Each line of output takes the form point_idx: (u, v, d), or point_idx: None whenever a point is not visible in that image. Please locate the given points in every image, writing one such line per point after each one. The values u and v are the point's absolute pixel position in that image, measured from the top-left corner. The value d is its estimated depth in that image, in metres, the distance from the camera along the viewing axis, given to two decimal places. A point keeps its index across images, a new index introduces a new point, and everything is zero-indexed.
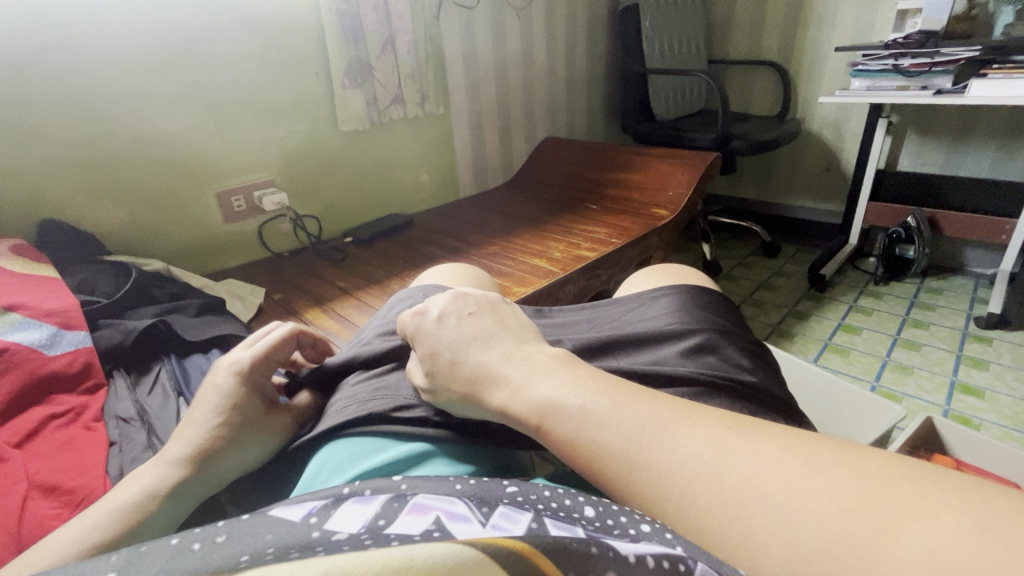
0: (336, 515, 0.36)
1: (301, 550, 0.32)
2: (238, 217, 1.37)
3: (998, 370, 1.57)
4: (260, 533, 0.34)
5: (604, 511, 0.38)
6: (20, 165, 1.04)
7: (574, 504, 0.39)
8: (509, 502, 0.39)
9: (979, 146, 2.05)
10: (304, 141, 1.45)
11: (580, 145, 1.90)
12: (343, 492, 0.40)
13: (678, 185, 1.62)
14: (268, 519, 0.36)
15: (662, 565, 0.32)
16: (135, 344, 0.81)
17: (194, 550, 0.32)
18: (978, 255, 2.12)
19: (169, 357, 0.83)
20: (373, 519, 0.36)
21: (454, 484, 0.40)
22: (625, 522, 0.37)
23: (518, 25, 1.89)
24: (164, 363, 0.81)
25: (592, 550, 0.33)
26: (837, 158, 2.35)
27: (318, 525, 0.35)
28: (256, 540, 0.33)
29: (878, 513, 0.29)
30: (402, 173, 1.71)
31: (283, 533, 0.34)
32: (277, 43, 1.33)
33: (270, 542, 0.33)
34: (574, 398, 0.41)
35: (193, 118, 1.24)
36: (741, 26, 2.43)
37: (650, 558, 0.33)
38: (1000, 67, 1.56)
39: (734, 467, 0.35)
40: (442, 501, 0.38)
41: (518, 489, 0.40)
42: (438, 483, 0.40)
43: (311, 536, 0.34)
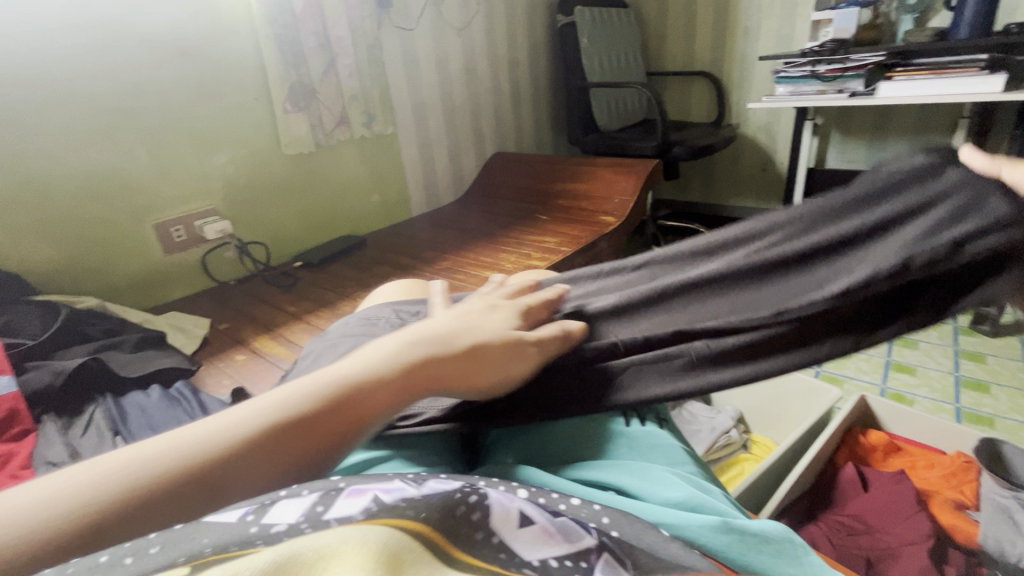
0: (274, 508, 0.35)
1: (242, 545, 0.32)
2: (179, 248, 1.33)
3: (927, 347, 1.69)
4: (195, 539, 0.33)
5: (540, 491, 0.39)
6: None
7: (509, 488, 0.39)
8: (440, 477, 0.40)
9: (896, 142, 2.22)
10: (246, 167, 1.42)
11: (527, 157, 1.94)
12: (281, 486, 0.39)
13: (623, 192, 1.68)
14: (202, 523, 0.34)
15: (564, 564, 0.35)
16: (66, 386, 0.78)
17: (127, 564, 0.31)
18: None
19: (104, 396, 0.80)
20: (311, 506, 0.35)
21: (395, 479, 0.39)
22: (557, 497, 0.39)
23: (460, 45, 1.93)
24: (98, 404, 0.78)
25: (501, 553, 0.35)
26: (771, 159, 2.48)
27: (254, 520, 0.34)
28: (191, 546, 0.32)
29: None
30: (352, 195, 1.70)
31: (220, 535, 0.33)
32: (213, 73, 1.32)
33: (207, 544, 0.32)
34: None
35: (126, 149, 1.21)
36: (674, 39, 2.56)
37: (552, 560, 0.35)
38: (903, 70, 1.70)
39: None
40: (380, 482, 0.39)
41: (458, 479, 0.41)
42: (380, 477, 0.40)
43: (250, 531, 0.33)
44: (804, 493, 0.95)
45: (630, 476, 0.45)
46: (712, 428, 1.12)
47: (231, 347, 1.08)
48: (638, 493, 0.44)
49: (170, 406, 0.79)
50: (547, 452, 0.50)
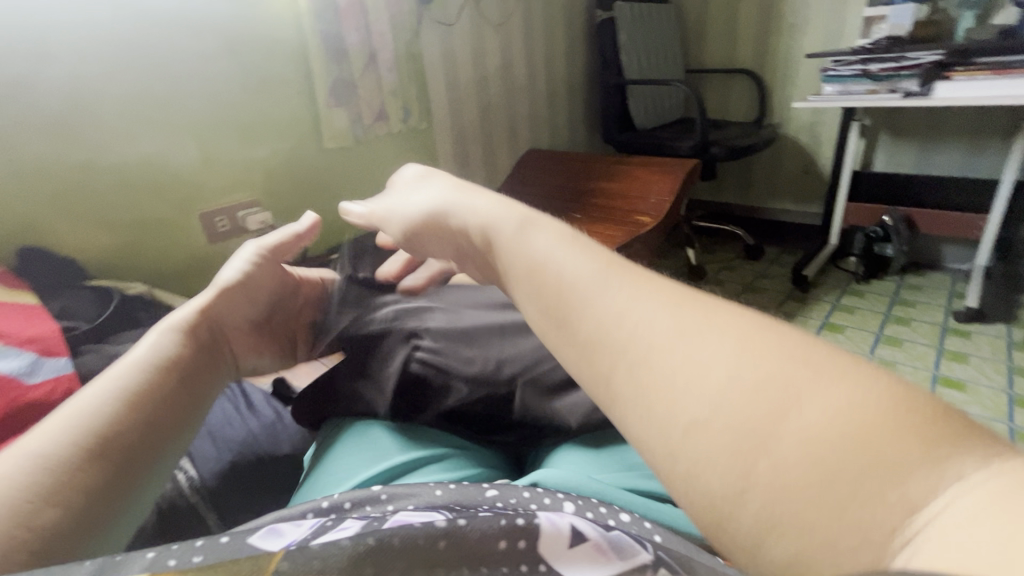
0: (313, 532, 0.37)
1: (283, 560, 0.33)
2: (222, 237, 1.36)
3: (978, 362, 1.60)
4: (236, 551, 0.34)
5: (583, 504, 0.41)
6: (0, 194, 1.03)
7: (553, 501, 0.41)
8: (490, 501, 0.41)
9: (949, 145, 2.12)
10: (287, 160, 1.45)
11: (563, 154, 1.92)
12: (323, 506, 0.41)
13: (659, 193, 1.65)
14: (244, 539, 0.36)
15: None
16: None
17: (168, 565, 0.33)
18: (954, 251, 2.18)
19: None
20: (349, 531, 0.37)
21: (434, 491, 0.42)
22: (601, 512, 0.40)
23: (497, 40, 1.91)
24: None
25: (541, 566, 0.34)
26: (814, 162, 2.40)
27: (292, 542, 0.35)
28: (231, 556, 0.34)
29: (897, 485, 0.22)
30: (387, 188, 1.71)
31: (260, 550, 0.34)
32: (260, 66, 1.35)
33: (245, 555, 0.34)
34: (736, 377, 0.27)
35: (176, 140, 1.24)
36: (716, 36, 2.49)
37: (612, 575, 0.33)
38: (963, 70, 1.62)
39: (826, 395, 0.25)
40: (423, 514, 0.39)
41: (498, 493, 0.42)
42: (420, 491, 0.42)
43: (287, 551, 0.34)
44: None
45: (673, 489, 0.47)
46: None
47: None
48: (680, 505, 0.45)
49: None
50: (591, 463, 0.51)
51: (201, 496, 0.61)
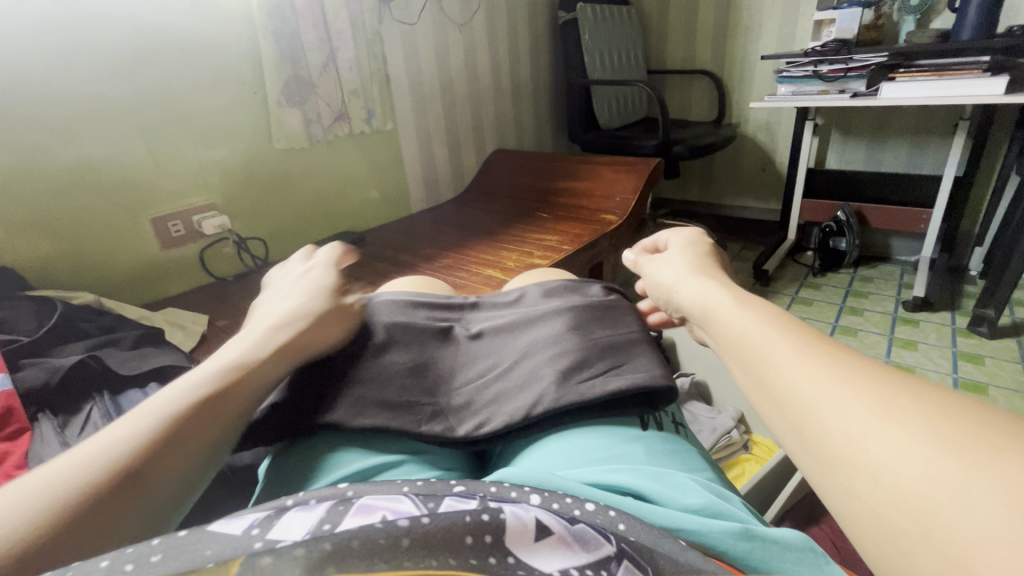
0: (279, 525, 0.35)
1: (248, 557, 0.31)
2: (176, 242, 1.31)
3: (925, 349, 1.69)
4: (200, 550, 0.32)
5: (551, 496, 0.40)
6: None
7: (520, 494, 0.40)
8: (455, 494, 0.40)
9: (895, 143, 2.22)
10: (244, 162, 1.40)
11: (529, 154, 1.92)
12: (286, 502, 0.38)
13: (624, 191, 1.68)
14: (208, 534, 0.34)
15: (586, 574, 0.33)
16: (61, 384, 0.76)
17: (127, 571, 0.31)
18: (902, 244, 2.29)
19: (101, 395, 0.78)
20: (317, 525, 0.35)
21: (403, 486, 0.41)
22: (570, 504, 0.40)
23: (460, 40, 1.91)
24: (96, 403, 0.76)
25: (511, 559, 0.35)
26: (771, 159, 2.48)
27: (260, 535, 0.34)
28: (195, 557, 0.31)
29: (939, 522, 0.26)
30: (350, 190, 1.68)
31: (224, 548, 0.32)
32: (213, 65, 1.30)
33: (210, 557, 0.31)
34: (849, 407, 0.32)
35: (124, 142, 1.19)
36: (676, 38, 2.54)
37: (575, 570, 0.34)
38: (906, 71, 1.70)
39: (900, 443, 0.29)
40: (388, 500, 0.38)
41: (467, 487, 0.41)
42: (386, 485, 0.40)
43: (254, 547, 0.32)
44: (808, 495, 0.94)
45: (645, 481, 0.44)
46: (713, 428, 1.11)
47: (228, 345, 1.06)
48: (650, 498, 0.43)
49: None
50: (560, 452, 0.50)
51: None
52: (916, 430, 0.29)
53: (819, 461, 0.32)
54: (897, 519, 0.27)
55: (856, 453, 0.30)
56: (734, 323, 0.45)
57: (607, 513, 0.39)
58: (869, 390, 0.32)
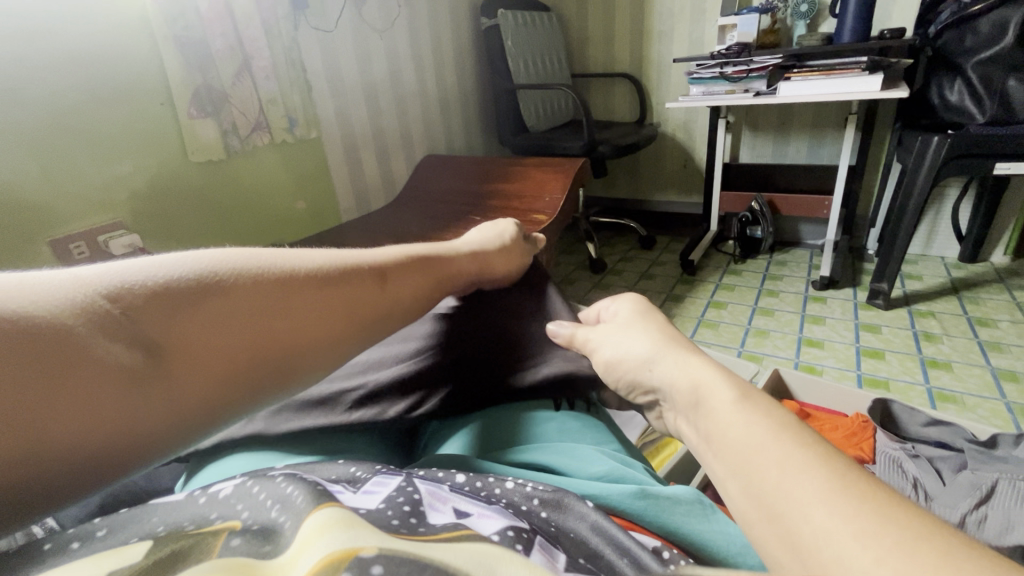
0: (218, 486, 0.37)
1: (194, 521, 0.33)
2: (81, 265, 1.22)
3: (832, 322, 1.86)
4: (145, 521, 0.33)
5: (475, 477, 0.42)
6: None
7: (446, 475, 0.42)
8: (381, 474, 0.40)
9: (797, 137, 2.42)
10: (154, 177, 1.33)
11: (460, 159, 1.94)
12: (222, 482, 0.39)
13: (553, 191, 1.73)
14: (146, 508, 0.35)
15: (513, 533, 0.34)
16: None
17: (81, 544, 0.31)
18: (810, 229, 2.49)
19: None
20: (251, 485, 0.36)
21: (333, 470, 0.41)
22: (492, 482, 0.42)
23: (382, 47, 1.90)
24: None
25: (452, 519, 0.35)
26: (691, 156, 2.63)
27: (202, 495, 0.35)
28: (141, 527, 0.33)
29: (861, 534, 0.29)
30: (274, 201, 1.63)
31: (169, 514, 0.34)
32: (113, 76, 1.23)
33: (158, 522, 0.33)
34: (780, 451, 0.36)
35: (12, 159, 1.09)
36: (596, 43, 2.65)
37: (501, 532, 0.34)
38: (800, 70, 1.86)
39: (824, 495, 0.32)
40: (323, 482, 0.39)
41: (392, 470, 0.42)
42: (319, 471, 0.41)
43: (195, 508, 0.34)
44: None
45: (561, 459, 0.48)
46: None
47: None
48: (565, 472, 0.46)
49: None
50: (486, 440, 0.53)
51: None
52: (842, 487, 0.32)
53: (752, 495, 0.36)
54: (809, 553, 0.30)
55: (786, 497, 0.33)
56: (663, 366, 0.49)
57: (525, 487, 0.41)
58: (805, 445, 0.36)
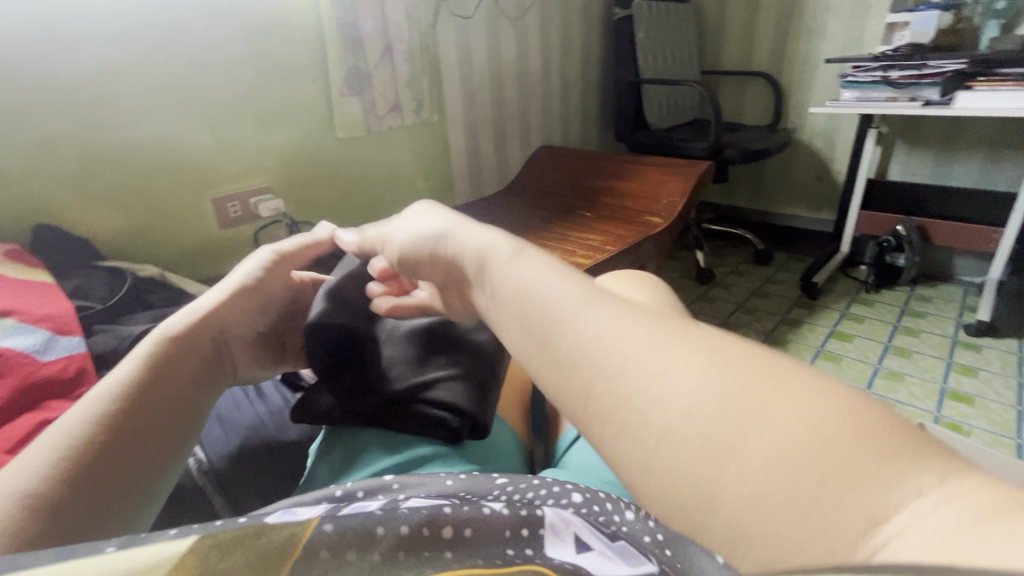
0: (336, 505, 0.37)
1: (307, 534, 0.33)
2: (233, 223, 1.36)
3: (987, 376, 1.59)
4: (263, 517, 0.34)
5: (589, 497, 0.41)
6: (31, 174, 1.05)
7: (562, 492, 0.42)
8: (497, 490, 0.43)
9: (966, 156, 2.09)
10: (299, 148, 1.45)
11: (575, 152, 1.91)
12: (337, 493, 0.42)
13: (671, 194, 1.64)
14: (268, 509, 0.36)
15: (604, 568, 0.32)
16: (130, 349, 0.79)
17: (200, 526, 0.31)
18: (967, 264, 2.16)
19: None
20: (374, 509, 0.36)
21: (445, 481, 0.44)
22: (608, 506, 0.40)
23: (514, 35, 1.91)
24: None
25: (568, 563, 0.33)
26: (828, 168, 2.38)
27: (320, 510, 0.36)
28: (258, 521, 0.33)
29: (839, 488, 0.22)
30: (398, 179, 1.71)
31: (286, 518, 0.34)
32: (277, 53, 1.35)
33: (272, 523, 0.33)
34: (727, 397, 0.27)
35: (190, 124, 1.25)
36: (734, 38, 2.46)
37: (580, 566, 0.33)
38: (986, 79, 1.59)
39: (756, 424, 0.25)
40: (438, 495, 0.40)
41: (507, 481, 0.44)
42: (429, 480, 0.44)
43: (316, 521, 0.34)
44: None
45: None
46: None
47: None
48: None
49: None
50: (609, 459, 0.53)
51: (211, 478, 0.65)
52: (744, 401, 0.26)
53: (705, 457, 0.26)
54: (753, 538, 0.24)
55: (656, 411, 0.27)
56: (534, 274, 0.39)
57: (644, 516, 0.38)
58: (674, 343, 0.30)
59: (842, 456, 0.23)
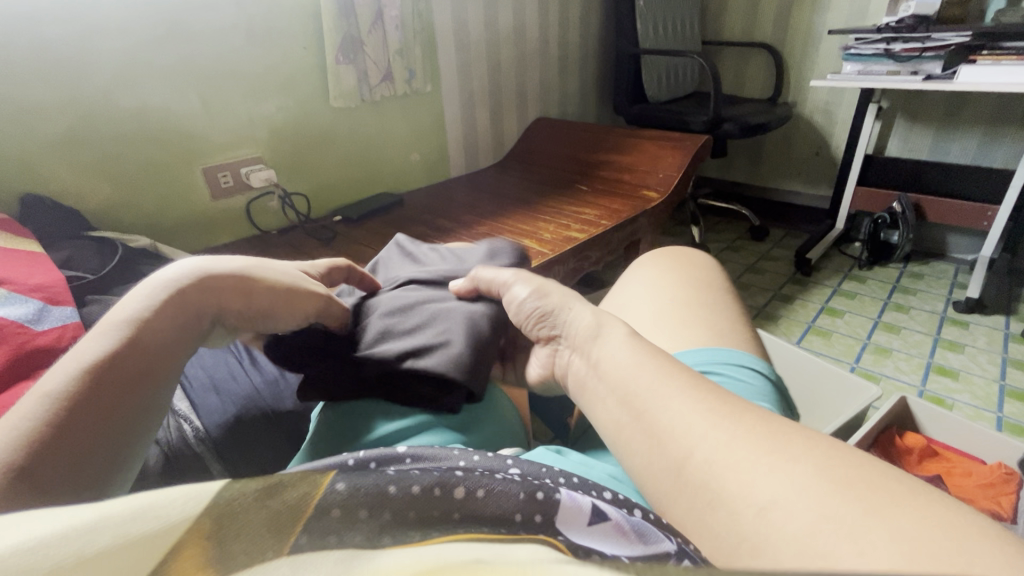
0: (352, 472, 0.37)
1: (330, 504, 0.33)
2: (225, 193, 1.34)
3: (973, 352, 1.62)
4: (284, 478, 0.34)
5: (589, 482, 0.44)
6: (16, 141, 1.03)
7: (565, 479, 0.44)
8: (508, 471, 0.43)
9: (965, 133, 2.08)
10: (291, 117, 1.42)
11: (571, 125, 1.89)
12: (350, 463, 0.40)
13: (667, 168, 1.63)
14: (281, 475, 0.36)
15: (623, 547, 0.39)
16: None
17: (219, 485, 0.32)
18: (959, 241, 2.17)
19: None
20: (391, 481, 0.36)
21: (458, 460, 0.44)
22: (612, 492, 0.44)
23: (510, 2, 1.85)
24: None
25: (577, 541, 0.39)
26: (826, 143, 2.36)
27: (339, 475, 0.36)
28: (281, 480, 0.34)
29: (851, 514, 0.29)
30: (391, 150, 1.69)
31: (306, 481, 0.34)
32: (266, 18, 1.31)
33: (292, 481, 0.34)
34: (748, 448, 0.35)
35: (178, 91, 1.21)
36: (736, 7, 2.40)
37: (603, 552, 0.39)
38: (990, 53, 1.57)
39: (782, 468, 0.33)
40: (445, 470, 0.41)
41: (521, 470, 0.43)
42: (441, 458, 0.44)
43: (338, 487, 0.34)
44: None
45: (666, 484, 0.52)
46: None
47: None
48: None
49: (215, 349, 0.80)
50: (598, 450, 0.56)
51: (207, 446, 0.66)
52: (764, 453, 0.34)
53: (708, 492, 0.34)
54: (808, 549, 0.28)
55: (689, 453, 0.36)
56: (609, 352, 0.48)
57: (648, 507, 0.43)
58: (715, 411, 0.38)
59: (853, 497, 0.30)
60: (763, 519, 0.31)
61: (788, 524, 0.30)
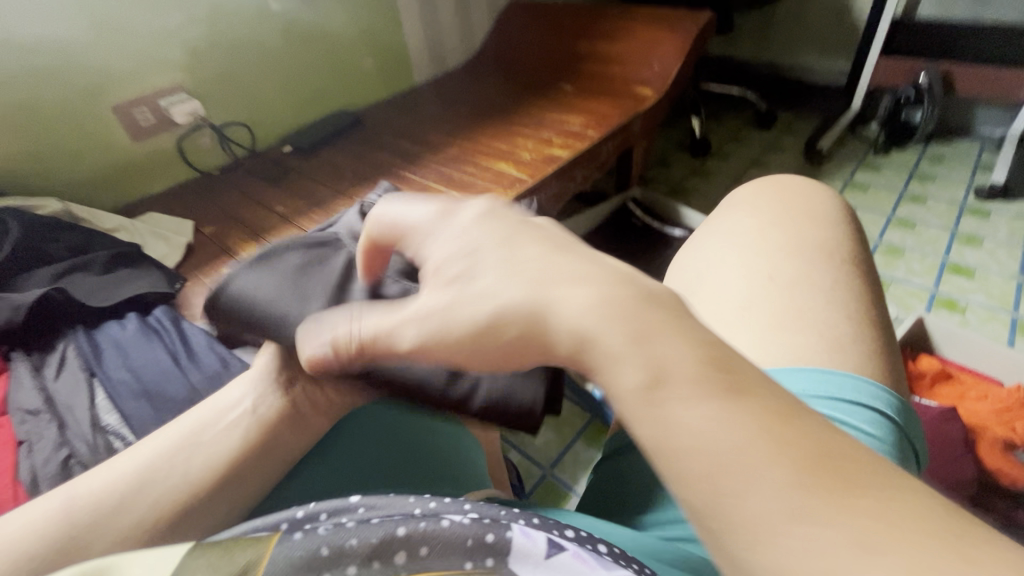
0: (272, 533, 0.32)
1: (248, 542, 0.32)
2: (148, 133, 1.14)
3: (991, 246, 1.51)
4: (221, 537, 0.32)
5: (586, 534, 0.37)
6: None
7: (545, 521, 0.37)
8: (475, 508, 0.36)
9: None
10: (210, 29, 1.16)
11: (551, 9, 1.60)
12: (296, 515, 0.34)
13: (664, 57, 1.39)
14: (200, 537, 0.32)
15: None
16: (31, 324, 0.69)
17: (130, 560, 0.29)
18: (988, 115, 1.94)
19: (79, 331, 0.70)
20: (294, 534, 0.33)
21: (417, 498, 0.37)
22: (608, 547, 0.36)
23: None
24: (72, 341, 0.68)
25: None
26: (849, 6, 2.03)
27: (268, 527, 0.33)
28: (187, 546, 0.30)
29: (856, 499, 0.23)
30: (340, 58, 1.42)
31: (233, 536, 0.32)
32: None
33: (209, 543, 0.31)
34: (738, 405, 0.25)
35: (55, 8, 0.96)
36: None
37: None
38: None
39: (795, 439, 0.24)
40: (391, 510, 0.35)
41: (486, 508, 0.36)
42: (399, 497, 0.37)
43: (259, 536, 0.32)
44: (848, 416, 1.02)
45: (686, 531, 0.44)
46: None
47: (217, 255, 0.96)
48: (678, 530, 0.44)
49: (146, 341, 0.70)
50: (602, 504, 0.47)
51: None
52: (774, 421, 0.25)
53: (662, 452, 0.26)
54: (763, 541, 0.22)
55: (659, 389, 0.26)
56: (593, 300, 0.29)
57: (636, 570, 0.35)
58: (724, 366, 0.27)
59: (843, 494, 0.23)
60: (744, 511, 0.23)
61: (782, 507, 0.23)
